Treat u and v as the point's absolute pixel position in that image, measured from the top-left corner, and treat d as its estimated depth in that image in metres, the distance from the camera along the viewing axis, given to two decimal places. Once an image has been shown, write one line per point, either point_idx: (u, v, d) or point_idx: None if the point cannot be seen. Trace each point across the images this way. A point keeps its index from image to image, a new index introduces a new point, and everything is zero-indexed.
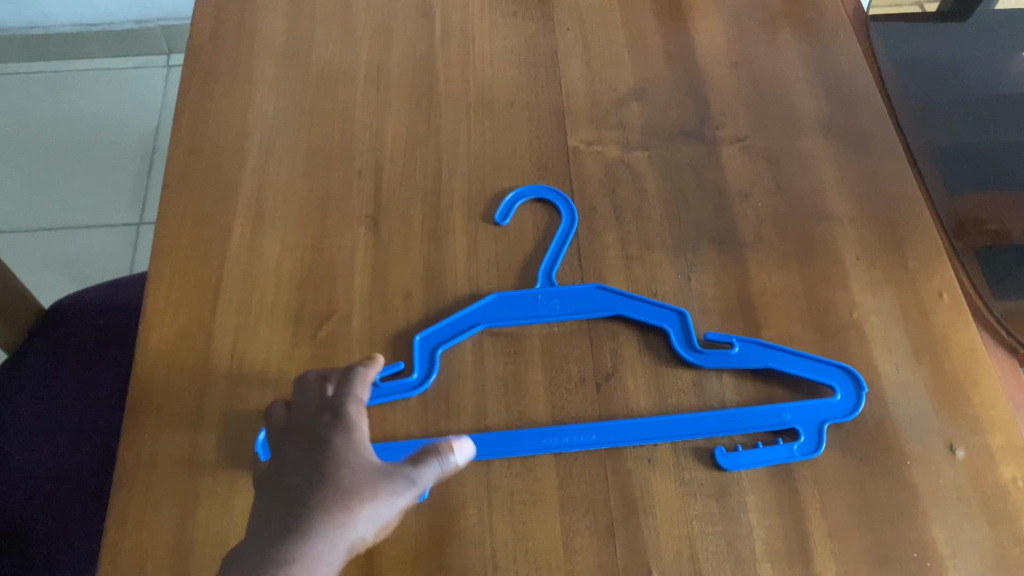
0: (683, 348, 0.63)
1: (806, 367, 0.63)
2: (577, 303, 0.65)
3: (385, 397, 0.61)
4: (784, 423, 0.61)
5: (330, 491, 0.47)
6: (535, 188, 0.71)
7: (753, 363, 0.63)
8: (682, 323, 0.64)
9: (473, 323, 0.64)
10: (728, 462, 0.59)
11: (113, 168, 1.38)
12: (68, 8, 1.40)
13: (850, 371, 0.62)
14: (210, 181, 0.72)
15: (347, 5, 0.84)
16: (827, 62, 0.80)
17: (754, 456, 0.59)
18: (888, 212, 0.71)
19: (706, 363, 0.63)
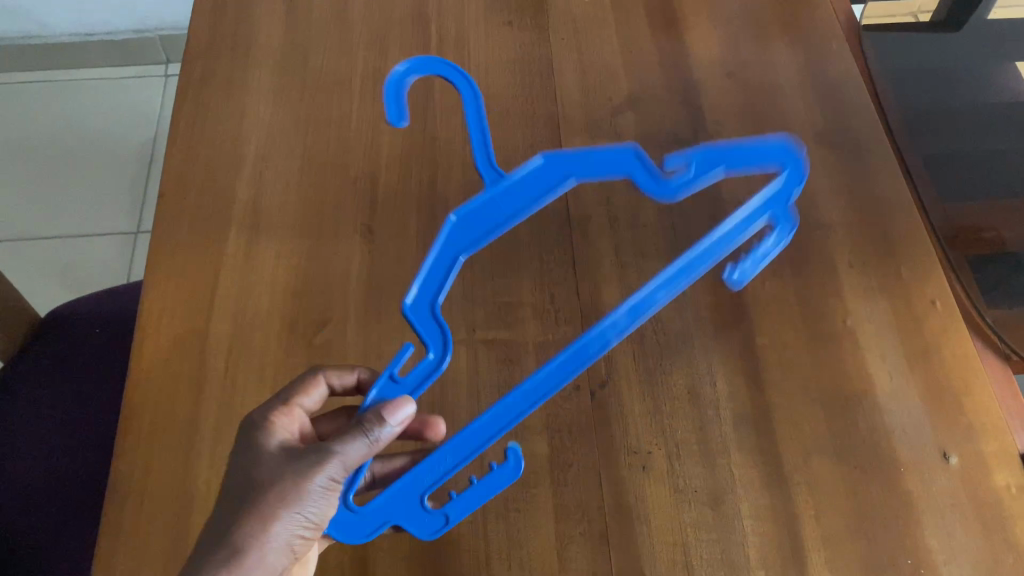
0: (653, 183, 0.57)
1: (745, 155, 0.60)
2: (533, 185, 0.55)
3: (418, 386, 0.54)
4: (761, 209, 0.59)
5: (259, 507, 0.46)
6: (424, 62, 0.62)
7: (706, 173, 0.58)
8: (641, 158, 0.57)
9: (454, 259, 0.53)
10: (738, 280, 0.62)
11: (111, 176, 1.38)
12: (65, 19, 1.40)
13: (786, 142, 0.60)
14: (206, 190, 0.72)
15: (343, 15, 0.84)
16: (820, 73, 0.81)
17: (754, 265, 0.62)
18: (880, 220, 0.71)
19: (676, 195, 0.58)
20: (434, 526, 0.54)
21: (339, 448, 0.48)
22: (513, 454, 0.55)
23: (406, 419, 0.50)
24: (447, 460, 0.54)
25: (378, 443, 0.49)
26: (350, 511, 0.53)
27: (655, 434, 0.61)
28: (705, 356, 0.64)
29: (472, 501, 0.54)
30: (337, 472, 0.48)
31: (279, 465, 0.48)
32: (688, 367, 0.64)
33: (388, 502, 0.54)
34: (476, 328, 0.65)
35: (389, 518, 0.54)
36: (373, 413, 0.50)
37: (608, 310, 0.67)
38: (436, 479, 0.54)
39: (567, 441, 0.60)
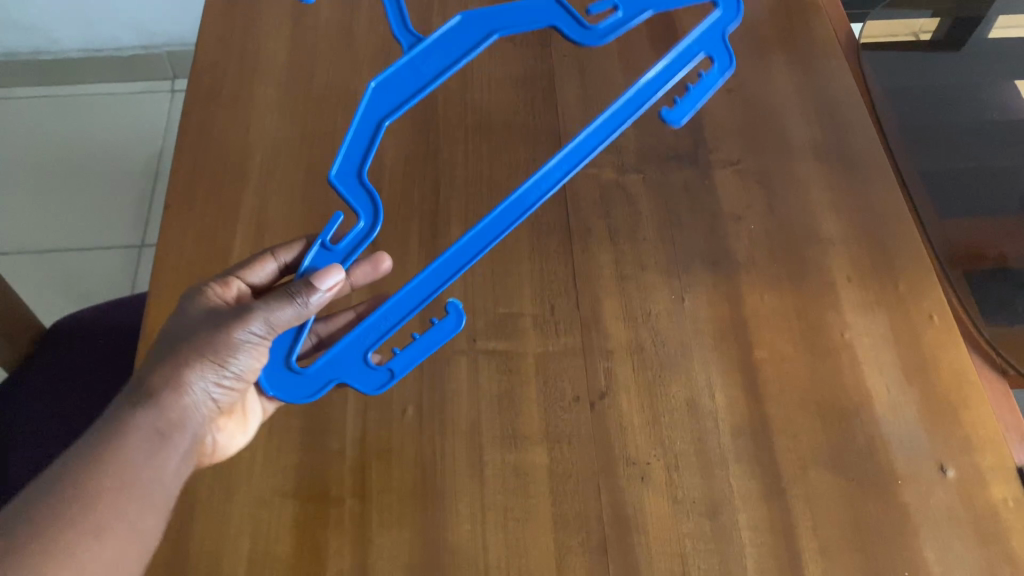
0: (577, 33, 0.61)
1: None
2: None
3: (350, 252, 0.59)
4: (691, 48, 0.64)
5: (178, 357, 0.51)
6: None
7: (638, 8, 0.62)
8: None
9: (375, 122, 0.57)
10: (674, 117, 0.62)
11: (117, 190, 1.39)
12: (74, 35, 1.42)
13: None
14: (211, 201, 0.73)
15: (348, 30, 0.85)
16: (819, 90, 0.82)
17: (692, 99, 0.62)
18: (878, 234, 0.72)
19: (604, 41, 0.61)
20: (379, 380, 0.60)
21: (265, 307, 0.53)
22: (453, 308, 0.61)
23: (335, 285, 0.55)
24: (386, 322, 0.60)
25: (305, 307, 0.54)
26: (295, 371, 0.58)
27: (654, 445, 0.61)
28: (703, 367, 0.65)
29: (415, 355, 0.61)
30: (262, 328, 0.53)
31: (207, 320, 0.53)
32: (687, 379, 0.64)
33: (331, 363, 0.59)
34: (477, 339, 0.66)
35: (331, 374, 0.59)
36: (304, 279, 0.55)
37: (607, 322, 0.67)
38: (378, 340, 0.60)
39: (566, 451, 0.61)
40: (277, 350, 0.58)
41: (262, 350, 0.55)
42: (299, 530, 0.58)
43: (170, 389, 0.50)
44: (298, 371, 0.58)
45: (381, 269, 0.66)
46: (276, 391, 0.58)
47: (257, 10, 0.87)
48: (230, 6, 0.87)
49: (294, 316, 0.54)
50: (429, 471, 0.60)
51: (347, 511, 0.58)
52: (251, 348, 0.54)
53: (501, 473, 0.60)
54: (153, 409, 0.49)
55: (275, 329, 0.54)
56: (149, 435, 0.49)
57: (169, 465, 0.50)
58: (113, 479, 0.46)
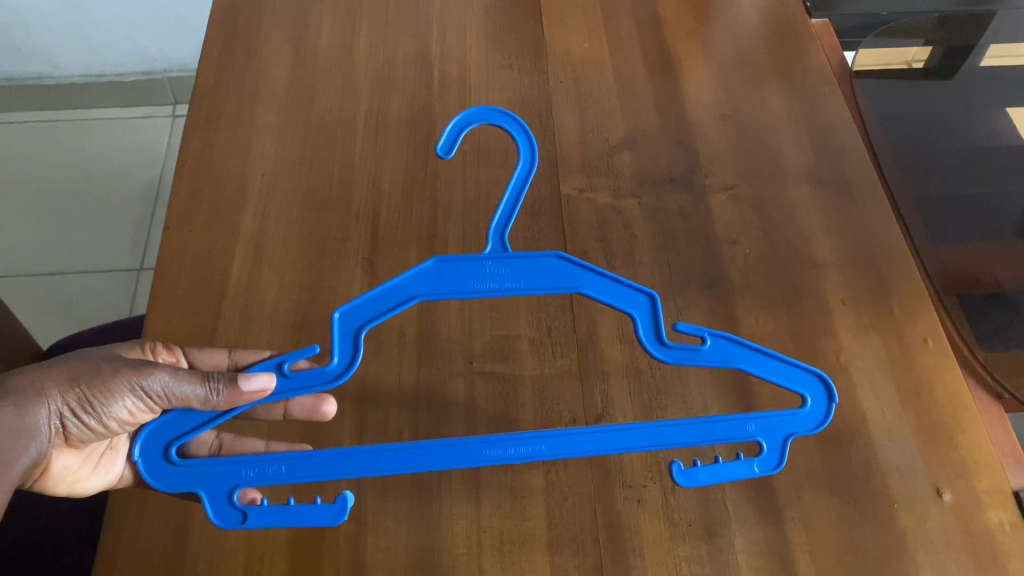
0: (649, 341, 0.54)
1: (776, 372, 0.55)
2: (530, 275, 0.54)
3: (301, 387, 0.52)
4: (749, 436, 0.54)
5: (60, 374, 0.51)
6: (481, 110, 0.59)
7: (716, 363, 0.54)
8: (652, 309, 0.54)
9: (408, 297, 0.53)
10: (684, 480, 0.54)
11: (117, 214, 1.40)
12: (76, 60, 1.43)
13: (823, 378, 0.55)
14: (210, 224, 0.74)
15: (348, 56, 0.86)
16: (812, 116, 0.83)
17: (712, 471, 0.54)
18: (872, 259, 0.73)
19: (670, 361, 0.53)
20: (229, 520, 0.52)
21: (171, 374, 0.51)
22: (342, 499, 0.52)
23: (254, 391, 0.51)
24: (276, 468, 0.52)
25: (212, 395, 0.51)
26: (170, 461, 0.52)
27: (650, 468, 0.61)
28: (699, 390, 0.65)
29: (278, 519, 0.52)
30: (157, 391, 0.51)
31: (112, 363, 0.52)
32: (683, 401, 0.64)
33: (202, 479, 0.52)
34: (474, 361, 0.66)
35: (195, 487, 0.52)
36: (232, 373, 0.51)
37: (603, 346, 0.67)
38: (256, 481, 0.52)
39: (562, 474, 0.61)
40: (179, 428, 0.53)
41: (150, 409, 0.53)
42: (293, 553, 0.57)
43: (37, 397, 0.50)
44: (174, 463, 0.52)
45: (316, 410, 0.60)
46: (141, 458, 0.52)
47: (259, 36, 0.88)
48: (231, 32, 0.88)
49: (196, 398, 0.51)
50: (425, 492, 0.60)
51: (342, 533, 0.58)
52: (136, 402, 0.52)
53: (497, 496, 0.60)
54: (16, 409, 0.50)
55: (168, 400, 0.52)
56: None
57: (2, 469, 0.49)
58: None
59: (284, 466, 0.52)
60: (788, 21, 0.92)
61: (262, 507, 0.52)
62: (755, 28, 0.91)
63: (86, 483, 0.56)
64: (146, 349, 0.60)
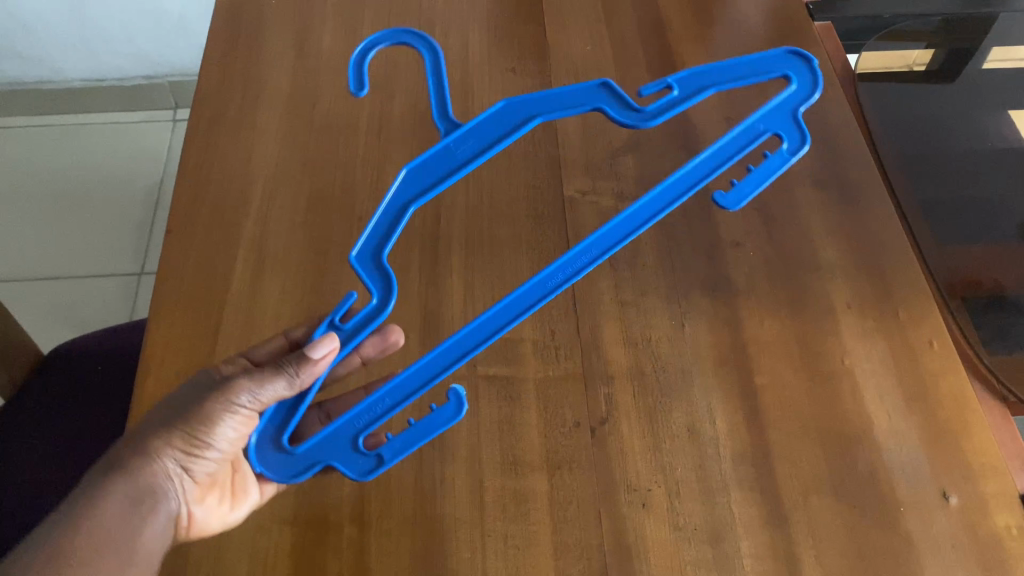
0: (624, 115, 0.61)
1: (745, 68, 0.63)
2: (494, 134, 0.60)
3: (360, 328, 0.57)
4: (761, 131, 0.62)
5: (154, 431, 0.53)
6: (385, 33, 0.63)
7: (691, 99, 0.62)
8: (611, 92, 0.62)
9: (402, 208, 0.58)
10: (730, 201, 0.59)
11: (118, 219, 1.40)
12: (78, 65, 1.43)
13: (796, 52, 0.64)
14: (212, 227, 0.74)
15: (350, 60, 0.86)
16: (816, 119, 0.83)
17: (746, 184, 0.60)
18: (877, 261, 0.72)
19: (656, 120, 0.61)
20: (368, 467, 0.56)
21: (251, 381, 0.53)
22: (454, 397, 0.57)
23: (326, 357, 0.54)
24: (382, 402, 0.57)
25: (295, 378, 0.54)
26: (286, 450, 0.56)
27: (655, 472, 0.61)
28: (704, 393, 0.65)
29: (410, 441, 0.57)
30: (248, 400, 0.54)
31: (192, 398, 0.55)
32: (687, 404, 0.64)
33: (318, 445, 0.56)
34: (478, 365, 0.66)
35: (322, 458, 0.56)
36: (299, 352, 0.55)
37: (607, 349, 0.67)
38: (372, 422, 0.57)
39: (566, 477, 0.60)
40: (274, 421, 0.57)
41: (250, 420, 0.56)
42: (297, 558, 0.57)
43: (148, 457, 0.52)
44: (290, 452, 0.56)
45: (390, 343, 0.64)
46: (264, 469, 0.56)
47: (261, 39, 0.88)
48: (233, 36, 0.88)
49: (282, 391, 0.54)
50: (429, 496, 0.60)
51: (346, 538, 0.58)
52: (236, 418, 0.54)
53: (500, 500, 0.59)
54: (129, 477, 0.52)
55: (261, 403, 0.54)
56: (125, 505, 0.51)
57: (144, 530, 0.51)
58: (99, 540, 0.48)
59: (388, 398, 0.57)
60: (791, 24, 0.92)
61: (391, 443, 0.57)
62: (758, 31, 0.91)
63: (230, 515, 0.57)
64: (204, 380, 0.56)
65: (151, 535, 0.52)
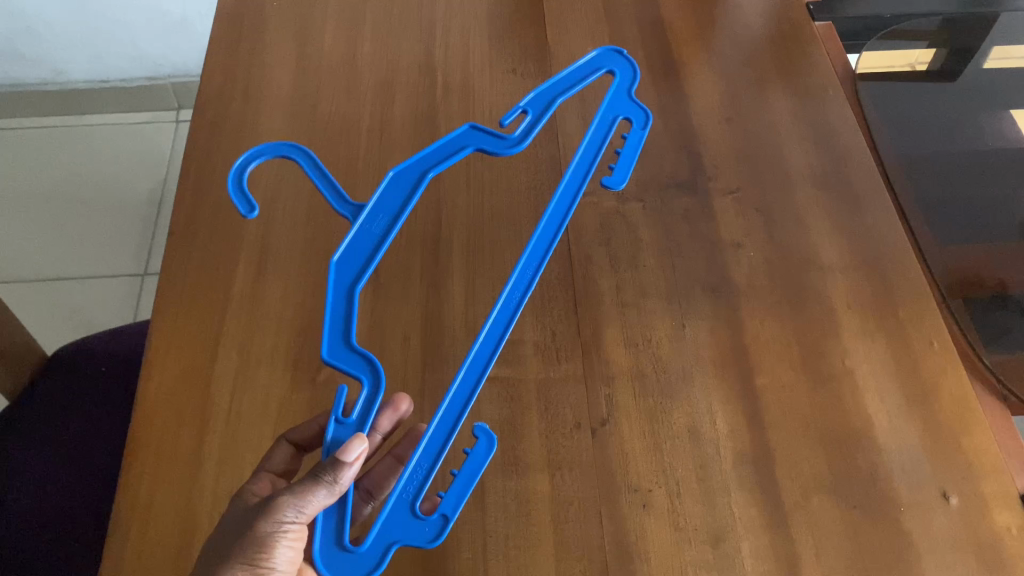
0: (504, 147, 0.68)
1: (567, 83, 0.74)
2: (397, 190, 0.64)
3: (365, 416, 0.56)
4: (614, 118, 0.73)
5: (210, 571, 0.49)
6: (267, 147, 0.64)
7: (545, 113, 0.71)
8: (480, 132, 0.69)
9: (348, 290, 0.59)
10: (616, 179, 0.69)
11: (121, 220, 1.40)
12: (80, 66, 1.44)
13: (610, 50, 0.77)
14: (214, 230, 0.74)
15: (352, 62, 0.87)
16: (817, 120, 0.83)
17: (626, 159, 0.70)
18: (878, 262, 0.72)
19: (530, 137, 0.70)
20: (437, 530, 0.54)
21: (291, 494, 0.49)
22: (482, 434, 0.57)
23: (360, 457, 0.51)
24: (418, 468, 0.56)
25: (335, 484, 0.50)
26: (348, 550, 0.53)
27: (656, 472, 0.61)
28: (704, 394, 0.65)
29: (462, 491, 0.56)
30: (295, 517, 0.49)
31: (237, 528, 0.50)
32: (688, 406, 0.64)
33: (381, 529, 0.54)
34: None
35: (389, 538, 0.53)
36: (327, 459, 0.51)
37: (608, 350, 0.67)
38: (419, 487, 0.55)
39: (567, 478, 0.61)
40: (327, 531, 0.53)
41: (303, 535, 0.51)
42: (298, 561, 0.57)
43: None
44: (353, 548, 0.53)
45: (402, 413, 0.61)
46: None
47: (263, 41, 0.89)
48: (235, 39, 0.89)
49: (327, 498, 0.50)
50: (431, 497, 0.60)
51: None
52: (290, 540, 0.50)
53: (502, 501, 0.60)
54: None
55: (309, 513, 0.50)
56: None
57: None
58: None
59: (422, 462, 0.56)
60: (792, 24, 0.92)
61: (447, 498, 0.55)
62: (759, 32, 0.91)
63: None
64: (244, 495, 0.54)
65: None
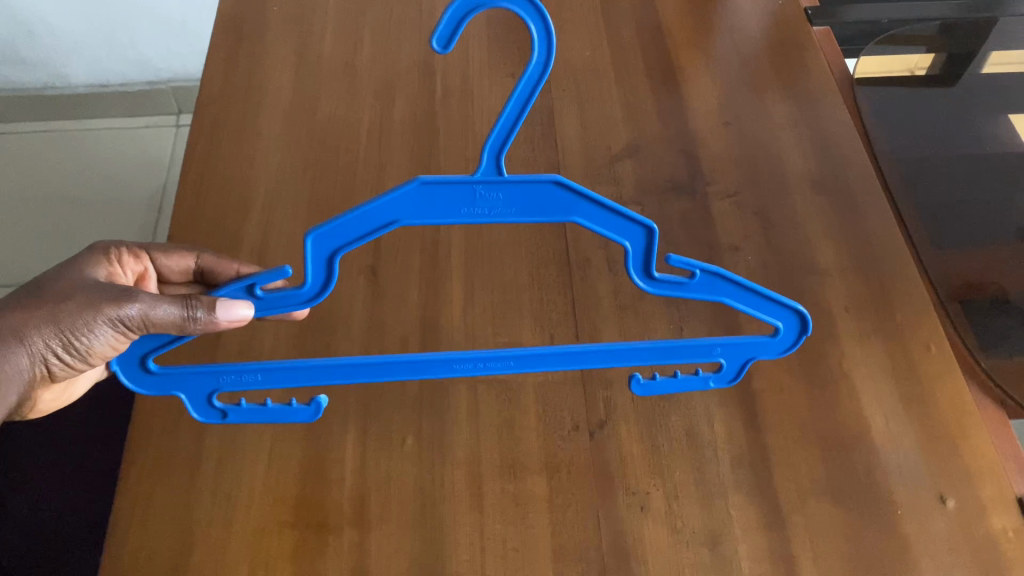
0: (635, 270, 0.47)
1: (756, 305, 0.52)
2: (527, 202, 0.43)
3: (275, 302, 0.47)
4: (711, 357, 0.55)
5: (44, 309, 0.51)
6: None
7: (699, 296, 0.50)
8: (645, 240, 0.46)
9: (391, 221, 0.43)
10: (640, 391, 0.56)
11: (120, 223, 1.40)
12: (80, 70, 1.44)
13: (802, 317, 0.53)
14: (214, 232, 0.74)
15: (352, 66, 0.87)
16: (814, 124, 0.83)
17: (666, 383, 0.57)
18: (876, 265, 0.73)
19: (651, 291, 0.48)
20: (210, 416, 0.54)
21: (150, 300, 0.49)
22: (317, 403, 0.56)
23: (233, 318, 0.47)
24: (252, 376, 0.51)
25: (187, 321, 0.48)
26: (147, 370, 0.50)
27: (654, 474, 0.61)
28: (702, 397, 0.65)
29: (257, 417, 0.55)
30: (135, 319, 0.49)
31: (97, 294, 0.51)
32: (686, 409, 0.64)
33: (183, 382, 0.51)
34: None
35: (174, 391, 0.51)
36: (209, 296, 0.47)
37: None
38: (234, 388, 0.52)
39: (566, 480, 0.61)
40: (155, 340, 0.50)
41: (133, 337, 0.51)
42: (297, 559, 0.57)
43: (19, 342, 0.51)
44: (152, 373, 0.50)
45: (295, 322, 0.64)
46: (118, 369, 0.50)
47: (263, 45, 0.89)
48: (236, 43, 0.89)
49: (174, 324, 0.48)
50: (430, 498, 0.60)
51: (346, 540, 0.58)
52: (117, 334, 0.50)
53: (500, 503, 0.60)
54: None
55: (148, 327, 0.49)
56: None
57: None
58: None
59: (261, 374, 0.51)
60: (790, 29, 0.92)
61: (242, 409, 0.54)
62: (757, 36, 0.92)
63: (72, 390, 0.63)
64: (112, 256, 0.61)
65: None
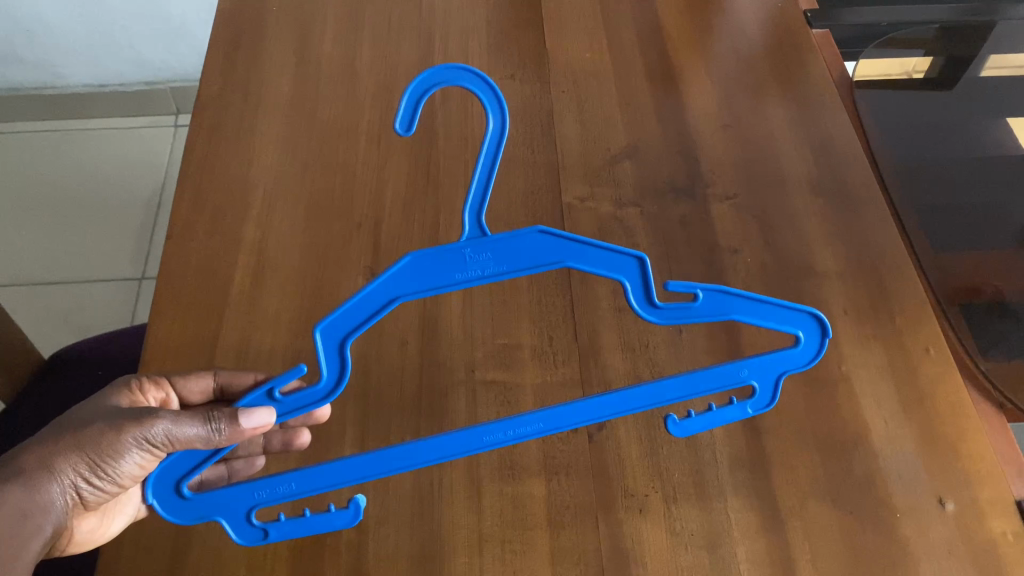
0: (640, 305, 0.48)
1: (770, 316, 0.51)
2: (518, 256, 0.44)
3: (300, 405, 0.47)
4: (741, 380, 0.54)
5: (70, 437, 0.49)
6: (440, 72, 0.44)
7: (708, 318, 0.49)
8: (640, 269, 0.47)
9: (392, 298, 0.44)
10: (678, 431, 0.55)
11: (118, 225, 1.40)
12: (79, 70, 1.44)
13: (817, 317, 0.52)
14: (213, 231, 0.74)
15: (351, 66, 0.87)
16: (813, 126, 0.83)
17: (702, 421, 0.55)
18: (875, 268, 0.73)
19: (661, 322, 0.49)
20: (251, 536, 0.52)
21: (172, 417, 0.48)
22: (354, 505, 0.52)
23: (258, 425, 0.47)
24: (286, 486, 0.50)
25: (214, 434, 0.47)
26: (183, 496, 0.50)
27: (652, 477, 0.61)
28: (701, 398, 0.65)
29: (297, 528, 0.52)
30: (160, 438, 0.48)
31: (116, 416, 0.50)
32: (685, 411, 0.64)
33: (218, 504, 0.50)
34: (476, 370, 0.66)
35: (213, 514, 0.50)
36: (231, 408, 0.48)
37: (606, 353, 0.67)
38: (270, 501, 0.50)
39: (564, 483, 0.61)
40: (184, 462, 0.50)
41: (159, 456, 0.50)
42: (294, 559, 0.57)
43: (47, 472, 0.49)
44: (186, 496, 0.50)
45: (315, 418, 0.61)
46: (154, 500, 0.50)
47: (263, 45, 0.89)
48: (235, 43, 0.89)
49: (200, 439, 0.48)
50: (427, 500, 0.60)
51: (344, 541, 0.58)
52: (145, 455, 0.49)
53: (499, 504, 0.60)
54: (25, 488, 0.49)
55: (174, 444, 0.48)
56: (11, 518, 0.48)
57: (18, 549, 0.48)
58: None
59: (294, 483, 0.50)
60: (789, 31, 0.92)
61: (281, 521, 0.52)
62: (756, 38, 0.92)
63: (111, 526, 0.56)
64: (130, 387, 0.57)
65: (29, 548, 0.49)
